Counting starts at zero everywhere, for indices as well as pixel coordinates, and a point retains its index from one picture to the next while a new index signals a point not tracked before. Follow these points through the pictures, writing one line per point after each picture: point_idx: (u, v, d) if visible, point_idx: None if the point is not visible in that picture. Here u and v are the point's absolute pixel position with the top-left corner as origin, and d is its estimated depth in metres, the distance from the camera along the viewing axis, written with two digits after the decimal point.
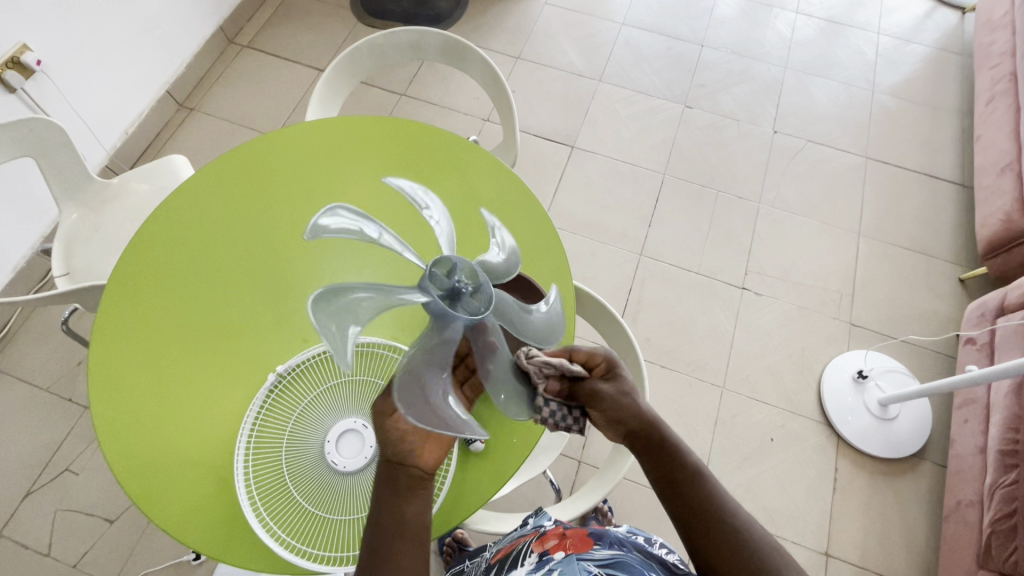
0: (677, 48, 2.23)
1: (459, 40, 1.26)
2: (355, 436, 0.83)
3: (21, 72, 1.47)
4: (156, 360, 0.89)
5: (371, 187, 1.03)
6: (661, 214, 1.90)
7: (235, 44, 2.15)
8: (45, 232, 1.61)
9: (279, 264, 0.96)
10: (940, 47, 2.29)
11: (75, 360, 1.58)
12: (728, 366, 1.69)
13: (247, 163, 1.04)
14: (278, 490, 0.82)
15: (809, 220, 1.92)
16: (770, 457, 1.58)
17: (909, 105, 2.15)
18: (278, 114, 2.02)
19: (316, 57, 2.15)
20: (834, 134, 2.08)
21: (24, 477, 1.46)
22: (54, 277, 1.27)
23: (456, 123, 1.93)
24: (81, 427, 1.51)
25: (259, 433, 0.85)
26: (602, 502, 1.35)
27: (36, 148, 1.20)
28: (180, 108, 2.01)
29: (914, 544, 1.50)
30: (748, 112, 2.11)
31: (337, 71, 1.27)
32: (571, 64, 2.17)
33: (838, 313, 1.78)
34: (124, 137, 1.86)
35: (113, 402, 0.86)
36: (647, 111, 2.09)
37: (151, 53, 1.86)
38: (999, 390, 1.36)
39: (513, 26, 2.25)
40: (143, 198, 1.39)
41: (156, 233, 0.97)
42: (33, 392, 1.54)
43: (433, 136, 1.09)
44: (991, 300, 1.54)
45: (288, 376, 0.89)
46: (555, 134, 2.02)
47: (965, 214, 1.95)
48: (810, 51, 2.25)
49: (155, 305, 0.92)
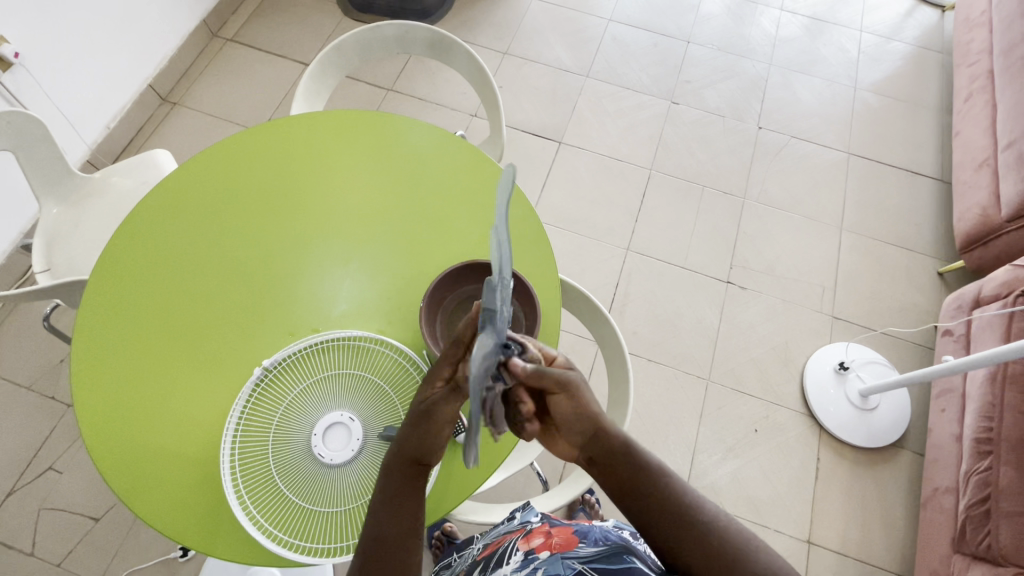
0: (664, 44, 2.25)
1: (445, 34, 1.25)
2: (342, 429, 0.83)
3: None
4: (142, 352, 0.88)
5: (358, 182, 1.03)
6: (648, 210, 1.92)
7: (219, 37, 2.13)
8: (25, 228, 1.59)
9: (265, 259, 0.96)
10: (921, 45, 2.33)
11: (57, 358, 1.56)
12: (714, 359, 1.71)
13: (228, 158, 1.03)
14: (264, 483, 0.82)
15: (793, 215, 1.95)
16: (754, 447, 1.60)
17: (891, 102, 2.19)
18: (263, 108, 2.00)
19: (302, 51, 2.13)
20: (817, 131, 2.11)
21: (6, 477, 1.44)
22: (34, 273, 1.25)
23: (444, 119, 1.93)
24: (64, 424, 1.49)
25: (245, 428, 0.84)
26: (588, 494, 1.38)
27: (15, 142, 1.18)
28: (163, 102, 1.98)
29: (894, 532, 1.54)
30: (734, 108, 2.13)
31: (324, 64, 1.26)
32: (558, 60, 2.18)
33: (820, 305, 1.81)
34: (107, 132, 1.83)
35: (98, 395, 0.86)
36: (633, 107, 2.10)
37: (133, 46, 1.84)
38: (975, 380, 1.39)
39: (501, 21, 2.25)
40: (126, 193, 1.37)
41: (143, 224, 0.97)
42: (14, 389, 1.52)
43: (418, 132, 1.09)
44: (967, 292, 1.57)
45: (274, 369, 0.88)
46: (543, 130, 2.03)
47: (944, 208, 1.99)
48: (794, 48, 2.28)
49: (141, 297, 0.92)
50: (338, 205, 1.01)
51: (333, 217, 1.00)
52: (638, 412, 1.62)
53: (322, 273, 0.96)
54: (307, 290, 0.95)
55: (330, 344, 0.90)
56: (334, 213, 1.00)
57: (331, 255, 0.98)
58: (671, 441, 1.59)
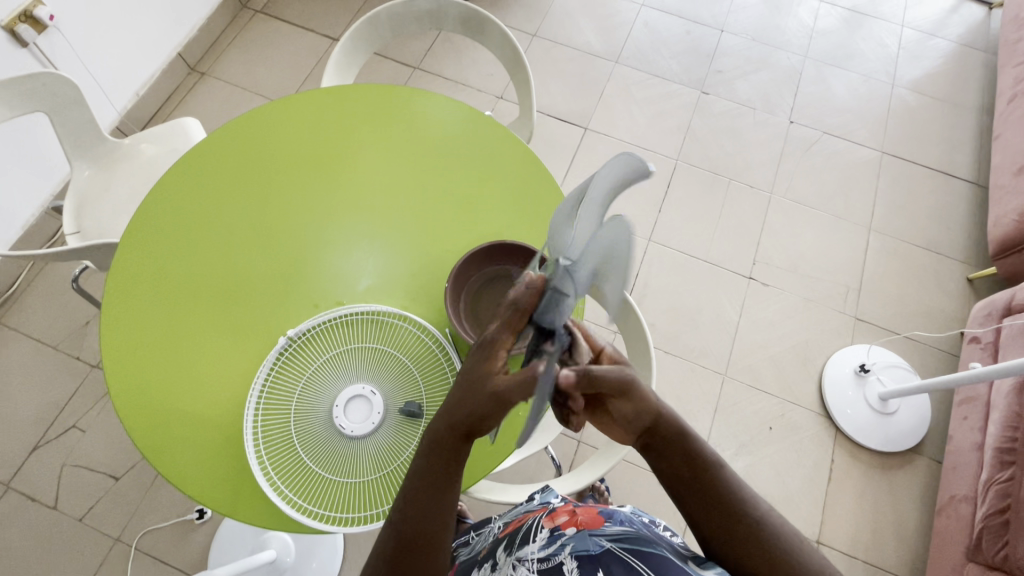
0: (696, 32, 2.20)
1: (479, 11, 1.23)
2: (363, 402, 0.84)
3: (34, 26, 1.46)
4: (169, 316, 0.90)
5: (386, 157, 1.03)
6: (672, 201, 1.89)
7: (248, 8, 2.12)
8: (55, 191, 1.61)
9: (291, 230, 0.96)
10: (965, 43, 2.25)
11: (82, 320, 1.59)
12: (731, 354, 1.69)
13: (256, 129, 1.03)
14: (286, 452, 0.83)
15: (821, 213, 1.91)
16: (768, 445, 1.59)
17: (929, 101, 2.12)
18: (289, 81, 1.99)
19: (330, 25, 2.11)
20: (851, 128, 2.06)
21: (32, 433, 1.48)
22: (65, 235, 1.27)
23: (469, 99, 1.91)
24: (88, 384, 1.52)
25: (268, 396, 0.85)
26: (601, 482, 1.39)
27: (50, 104, 1.19)
28: (191, 71, 1.99)
29: (906, 538, 1.52)
30: (765, 101, 2.08)
31: (355, 38, 1.25)
32: (588, 44, 2.14)
33: (843, 306, 1.78)
34: (135, 99, 1.84)
35: (126, 355, 0.87)
36: (662, 96, 2.06)
37: (163, 13, 1.84)
38: (1001, 389, 1.36)
39: (531, 2, 2.21)
40: (155, 160, 1.38)
41: (173, 190, 0.97)
42: (42, 348, 1.56)
43: (448, 109, 1.08)
44: (998, 299, 1.53)
45: (297, 340, 0.89)
46: (569, 116, 2.00)
47: (978, 213, 1.94)
48: (831, 41, 2.22)
49: (170, 261, 0.93)
50: (364, 180, 1.01)
51: (359, 192, 1.00)
52: None
53: (348, 247, 0.96)
54: (333, 263, 0.95)
55: (353, 318, 0.91)
56: (361, 187, 1.00)
57: (357, 229, 0.97)
58: None
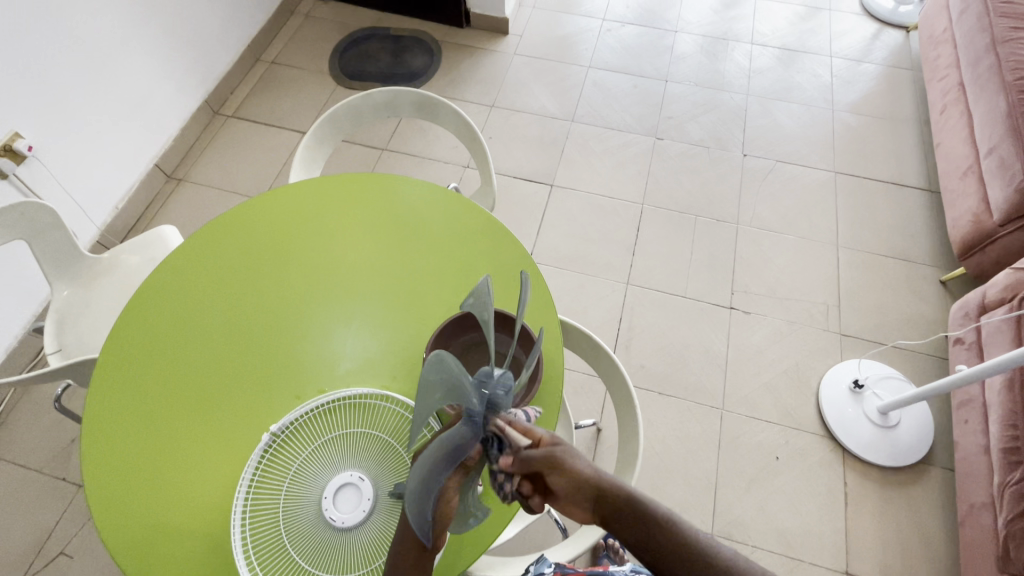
0: (643, 84, 2.35)
1: (432, 96, 1.32)
2: (352, 490, 0.83)
3: (13, 158, 1.52)
4: (152, 426, 0.89)
5: (356, 240, 1.07)
6: (643, 243, 1.94)
7: (221, 114, 2.25)
8: (37, 311, 1.63)
9: (269, 322, 0.98)
10: (891, 64, 2.42)
11: (68, 438, 1.57)
12: (725, 387, 1.69)
13: (229, 229, 1.07)
14: (277, 553, 0.80)
15: (787, 236, 1.97)
16: (777, 476, 1.56)
17: (869, 120, 2.25)
18: (265, 177, 2.08)
19: (300, 120, 2.24)
20: (801, 154, 2.17)
21: (16, 566, 1.41)
22: (47, 354, 1.27)
23: (437, 172, 2.00)
24: (74, 505, 1.47)
25: (255, 496, 0.84)
26: (611, 539, 1.33)
27: (30, 231, 1.23)
28: (169, 179, 2.07)
29: (936, 557, 1.46)
30: (717, 139, 2.20)
31: (318, 134, 1.32)
32: (543, 108, 2.27)
33: (827, 324, 1.80)
34: (115, 212, 1.90)
35: (110, 473, 0.86)
36: (620, 146, 2.17)
37: (141, 130, 1.95)
38: (992, 387, 1.37)
39: (485, 77, 2.37)
40: (135, 270, 1.41)
41: (152, 299, 1.00)
42: (25, 473, 1.52)
43: (412, 187, 1.13)
44: (971, 299, 1.57)
45: (282, 434, 0.88)
46: (535, 175, 2.09)
47: (937, 216, 2.01)
48: (768, 77, 2.37)
49: (151, 370, 0.93)
50: (338, 265, 1.04)
51: (336, 279, 1.03)
52: (653, 447, 1.59)
53: (327, 333, 0.98)
54: (314, 351, 0.96)
55: (338, 404, 0.91)
56: (336, 272, 1.03)
57: (334, 313, 1.00)
58: (690, 475, 1.55)
